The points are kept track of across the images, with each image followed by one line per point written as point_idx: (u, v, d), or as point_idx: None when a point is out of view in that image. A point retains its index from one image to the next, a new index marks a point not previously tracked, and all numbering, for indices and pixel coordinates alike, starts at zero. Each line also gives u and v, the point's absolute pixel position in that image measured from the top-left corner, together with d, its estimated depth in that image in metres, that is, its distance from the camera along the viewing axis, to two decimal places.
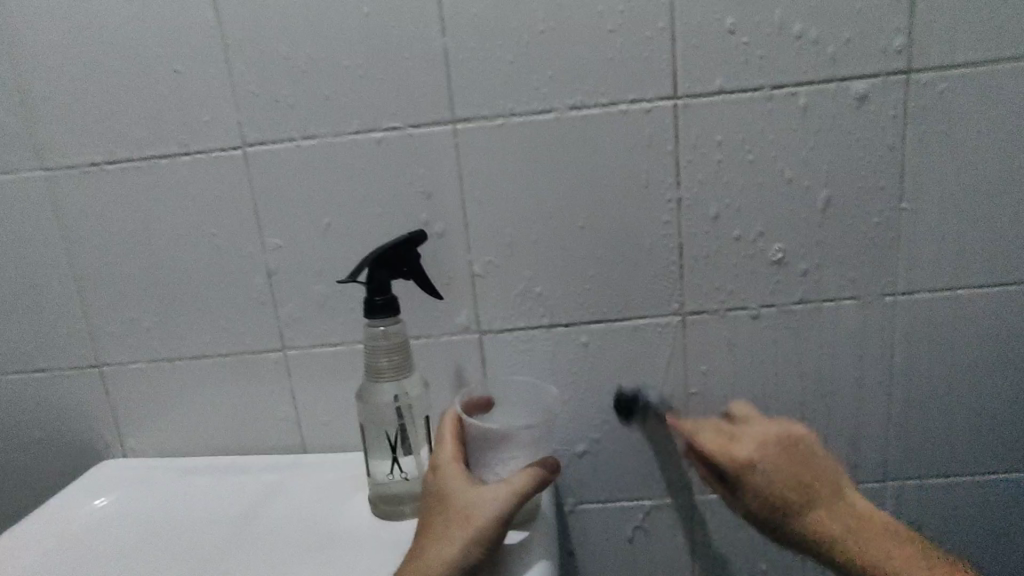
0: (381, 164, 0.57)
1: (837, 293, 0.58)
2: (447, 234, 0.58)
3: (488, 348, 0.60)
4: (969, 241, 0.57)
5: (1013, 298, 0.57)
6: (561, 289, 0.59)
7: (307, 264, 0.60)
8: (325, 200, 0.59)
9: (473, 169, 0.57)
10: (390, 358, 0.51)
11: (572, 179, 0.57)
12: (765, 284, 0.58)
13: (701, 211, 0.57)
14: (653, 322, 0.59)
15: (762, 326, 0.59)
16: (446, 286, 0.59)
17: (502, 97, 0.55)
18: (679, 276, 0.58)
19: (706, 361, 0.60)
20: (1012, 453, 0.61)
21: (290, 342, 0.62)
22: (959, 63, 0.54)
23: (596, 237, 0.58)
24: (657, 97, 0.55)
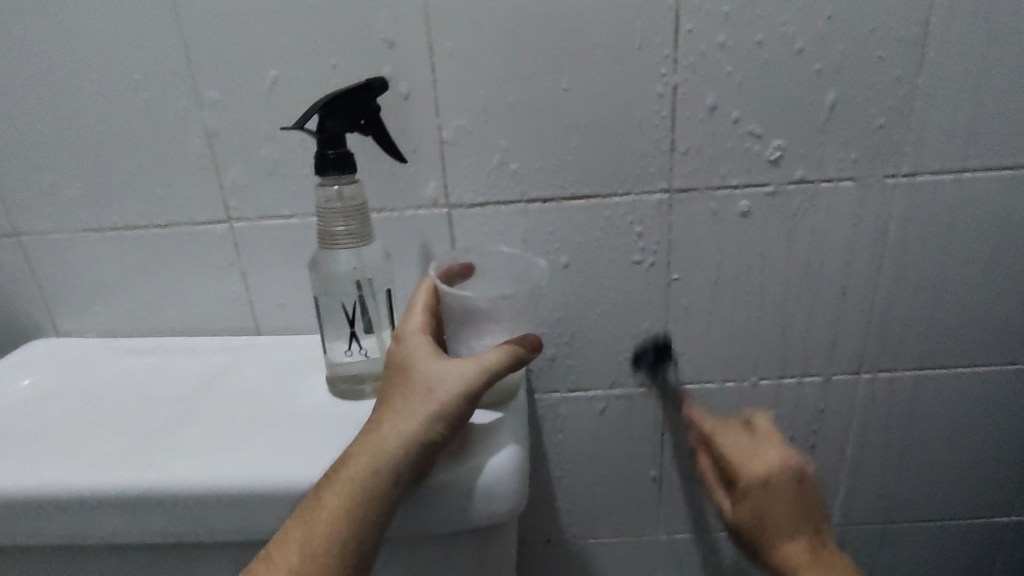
0: (333, 1, 0.49)
1: (837, 174, 0.54)
2: (412, 93, 0.51)
3: (458, 225, 0.55)
4: (983, 120, 0.52)
5: (1015, 184, 0.54)
6: (539, 162, 0.53)
7: (250, 123, 0.52)
8: (268, 44, 0.50)
9: (442, 13, 0.49)
10: (348, 223, 0.46)
11: (557, 30, 0.49)
12: (762, 162, 0.53)
13: (701, 73, 0.50)
14: (638, 201, 0.54)
15: (754, 208, 0.55)
16: (410, 154, 0.53)
17: None
18: (670, 151, 0.53)
19: (692, 245, 0.56)
20: (985, 346, 0.60)
21: (237, 213, 0.56)
22: None
23: (581, 102, 0.51)
24: None
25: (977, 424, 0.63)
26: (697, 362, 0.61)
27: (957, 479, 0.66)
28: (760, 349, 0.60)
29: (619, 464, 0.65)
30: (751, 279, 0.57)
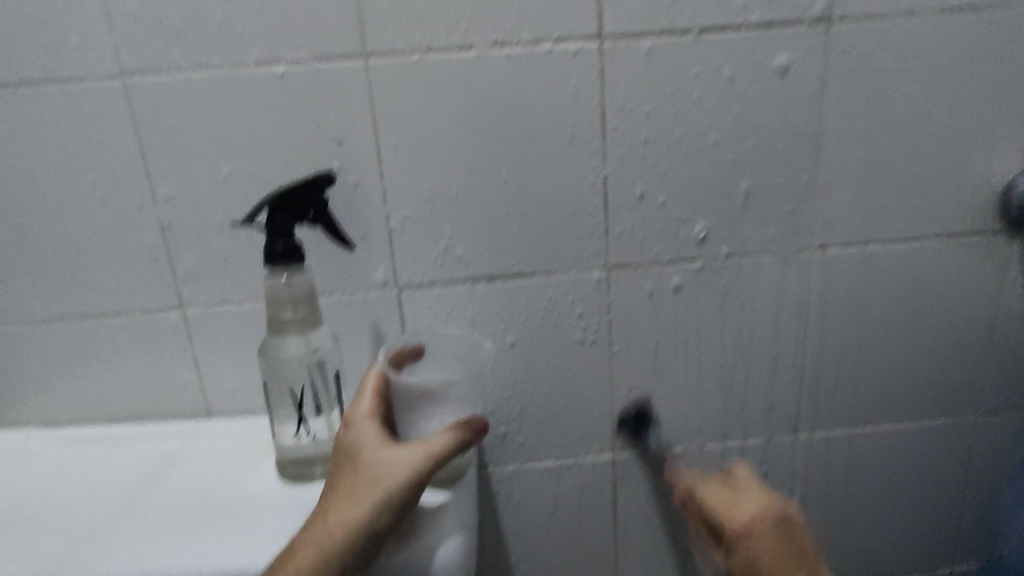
0: (284, 103, 0.52)
1: (758, 249, 0.58)
2: (360, 185, 0.54)
3: (407, 306, 0.57)
4: (882, 198, 0.58)
5: (917, 253, 0.60)
6: (483, 245, 0.56)
7: (204, 214, 0.54)
8: (223, 142, 0.53)
9: (387, 113, 0.53)
10: (296, 310, 0.48)
11: (494, 125, 0.53)
12: (689, 240, 0.57)
13: (628, 162, 0.55)
14: (578, 278, 0.58)
15: (686, 282, 0.59)
16: (359, 240, 0.55)
17: (416, 33, 0.51)
18: (604, 232, 0.56)
19: (631, 317, 0.59)
20: (910, 402, 0.64)
21: (188, 300, 0.57)
22: (883, 14, 0.53)
23: (520, 189, 0.55)
24: (581, 40, 0.52)
25: (911, 478, 0.66)
26: (644, 429, 0.63)
27: (900, 532, 0.68)
28: (702, 414, 0.63)
29: (575, 534, 0.65)
30: (689, 347, 0.61)
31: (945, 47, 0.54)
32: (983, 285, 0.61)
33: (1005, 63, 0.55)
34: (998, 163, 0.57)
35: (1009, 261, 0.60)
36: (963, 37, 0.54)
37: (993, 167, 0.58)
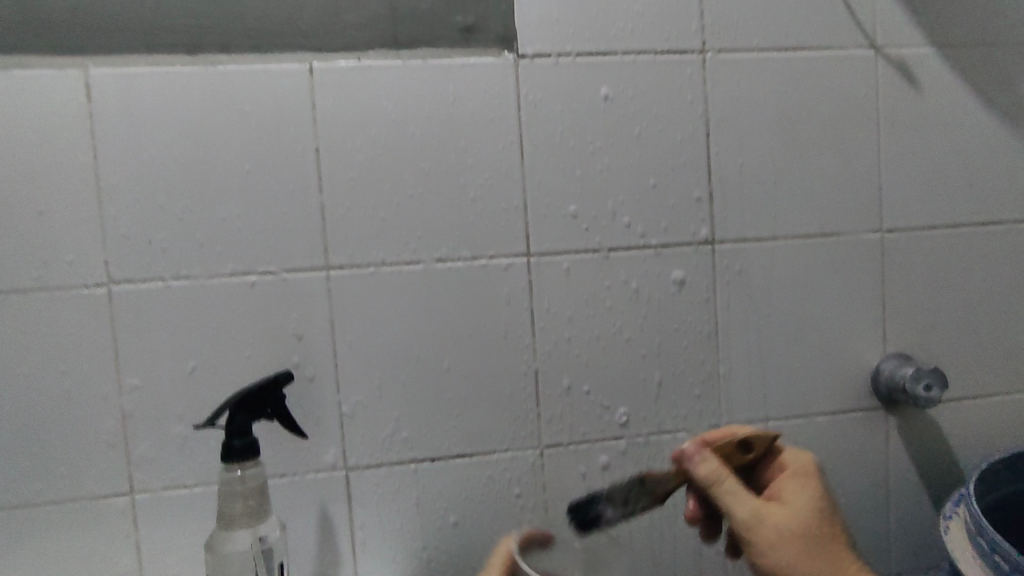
0: (253, 305, 0.60)
1: (673, 426, 0.66)
2: (317, 376, 0.61)
3: (354, 485, 0.62)
4: (773, 379, 0.67)
5: (810, 426, 0.68)
6: (427, 427, 0.62)
7: (167, 404, 0.59)
8: (193, 340, 0.59)
9: (345, 314, 0.61)
10: (246, 503, 0.51)
11: (438, 324, 0.62)
12: (612, 419, 0.65)
13: (555, 353, 0.64)
14: (514, 456, 0.64)
15: (612, 457, 0.65)
16: (313, 425, 0.61)
17: (373, 249, 0.61)
18: (537, 414, 0.64)
19: (564, 491, 0.64)
20: None
21: (140, 485, 0.59)
22: (752, 236, 0.66)
23: (461, 378, 0.62)
24: (512, 255, 0.63)
25: None
26: None
27: None
28: None
29: None
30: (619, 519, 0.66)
31: (805, 262, 0.67)
32: (870, 456, 0.69)
33: (854, 272, 0.68)
34: (864, 352, 0.69)
35: (888, 434, 0.69)
36: (818, 255, 0.67)
37: (860, 355, 0.69)
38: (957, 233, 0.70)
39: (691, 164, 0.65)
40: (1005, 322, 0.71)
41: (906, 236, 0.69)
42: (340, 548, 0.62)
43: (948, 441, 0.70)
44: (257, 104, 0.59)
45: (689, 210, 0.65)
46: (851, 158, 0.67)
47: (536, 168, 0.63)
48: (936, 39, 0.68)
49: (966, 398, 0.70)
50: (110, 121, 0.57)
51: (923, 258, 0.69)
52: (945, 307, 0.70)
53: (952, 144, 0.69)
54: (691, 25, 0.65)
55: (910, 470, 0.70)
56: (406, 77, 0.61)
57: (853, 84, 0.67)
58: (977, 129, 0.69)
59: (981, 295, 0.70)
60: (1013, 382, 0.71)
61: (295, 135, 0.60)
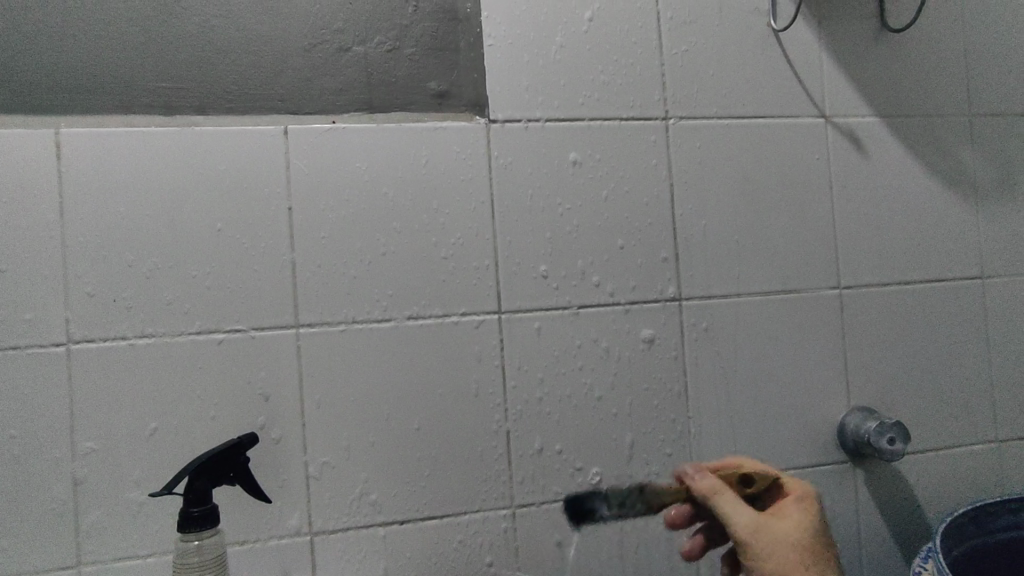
0: (219, 364, 0.59)
1: (645, 483, 0.66)
2: (283, 438, 0.59)
3: (319, 552, 0.59)
4: (743, 434, 0.68)
5: None
6: (396, 488, 0.61)
7: (123, 468, 0.57)
8: (154, 401, 0.57)
9: (314, 372, 0.60)
10: (203, 574, 0.50)
11: (409, 382, 0.62)
12: (584, 476, 0.65)
13: (526, 410, 0.64)
14: (485, 517, 0.62)
15: (584, 516, 0.64)
16: (277, 489, 0.59)
17: (344, 306, 0.61)
18: (509, 473, 0.63)
19: (537, 553, 0.63)
20: None
21: (89, 557, 0.56)
22: (717, 293, 0.68)
23: (432, 436, 0.62)
24: (483, 312, 0.63)
25: None
26: None
27: None
28: None
29: None
30: None
31: (769, 318, 0.69)
32: (841, 511, 0.70)
33: (815, 326, 0.70)
34: (829, 405, 0.70)
35: (857, 487, 0.70)
36: (781, 311, 0.70)
37: (826, 408, 0.70)
38: (910, 289, 0.73)
39: (657, 223, 0.68)
40: (961, 375, 0.73)
41: (863, 292, 0.72)
42: None
43: (914, 494, 0.71)
44: (232, 164, 0.60)
45: (655, 268, 0.67)
46: (808, 218, 0.71)
47: (507, 228, 0.65)
48: (879, 110, 0.73)
49: (929, 450, 0.72)
50: (80, 179, 0.57)
51: (880, 313, 0.72)
52: (904, 361, 0.72)
53: (900, 206, 0.73)
54: (653, 94, 0.68)
55: (880, 523, 0.70)
56: (381, 140, 0.63)
57: (805, 150, 0.71)
58: (922, 191, 0.74)
59: (937, 349, 0.73)
60: (973, 434, 0.73)
61: (269, 195, 0.60)
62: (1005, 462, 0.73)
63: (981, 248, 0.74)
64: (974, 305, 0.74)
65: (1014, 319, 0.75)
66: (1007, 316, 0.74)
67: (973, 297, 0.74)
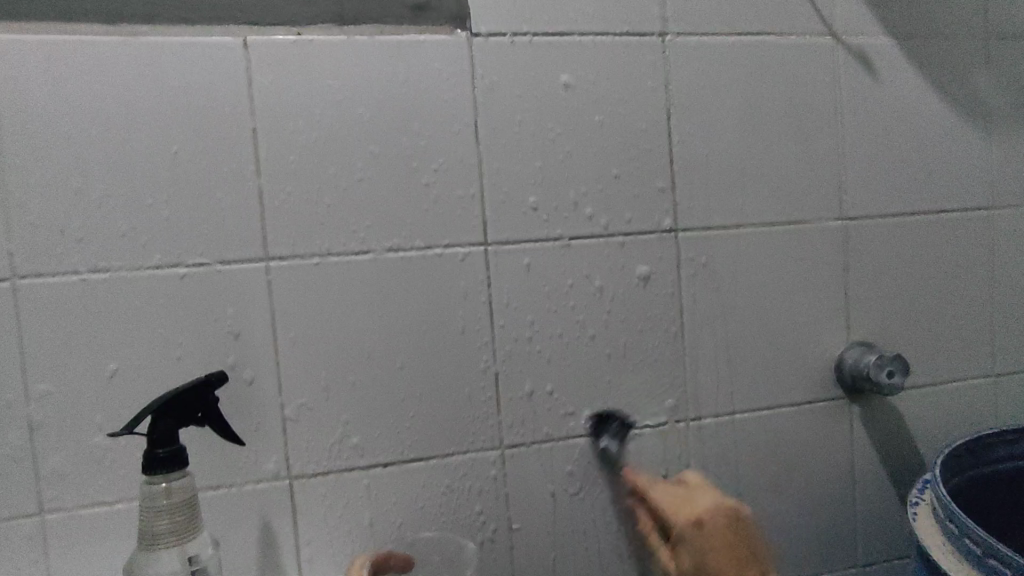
0: (182, 301, 0.54)
1: (638, 421, 0.64)
2: (257, 379, 0.56)
3: (299, 495, 0.57)
4: (740, 371, 0.66)
5: (777, 418, 0.67)
6: (379, 430, 0.58)
7: (83, 412, 0.53)
8: (113, 340, 0.53)
9: (287, 309, 0.56)
10: (172, 519, 0.46)
11: (390, 318, 0.58)
12: (576, 415, 0.62)
13: (514, 347, 0.61)
14: (473, 458, 0.60)
15: (575, 456, 0.62)
16: (253, 431, 0.56)
17: (318, 238, 0.56)
18: (497, 413, 0.60)
19: (527, 493, 0.61)
20: (793, 559, 0.68)
21: (51, 504, 0.52)
22: (715, 224, 0.65)
23: (416, 376, 0.59)
24: (468, 244, 0.59)
25: None
26: None
27: None
28: None
29: None
30: (584, 520, 0.63)
31: (770, 251, 0.66)
32: (836, 448, 0.68)
33: (816, 260, 0.67)
34: (828, 342, 0.68)
35: (854, 423, 0.69)
36: (782, 244, 0.66)
37: (825, 345, 0.68)
38: (915, 221, 0.70)
39: (654, 149, 0.63)
40: (962, 310, 0.71)
41: (866, 224, 0.68)
42: (283, 565, 0.57)
43: (910, 429, 0.70)
44: (186, 81, 0.54)
45: (651, 198, 0.63)
46: (812, 146, 0.67)
47: (493, 154, 0.60)
48: (891, 28, 0.68)
49: (927, 386, 0.70)
50: (14, 96, 0.51)
51: (883, 245, 0.69)
52: (906, 295, 0.70)
53: (908, 133, 0.69)
54: (651, 8, 0.63)
55: (875, 460, 0.69)
56: (353, 54, 0.57)
57: (812, 71, 0.66)
58: (931, 118, 0.70)
59: (940, 283, 0.70)
60: (971, 369, 0.71)
61: (229, 115, 0.55)
62: (1001, 397, 0.72)
63: (989, 177, 0.71)
64: (979, 238, 0.71)
65: (1019, 251, 0.72)
66: (1011, 248, 0.72)
67: (978, 229, 0.71)
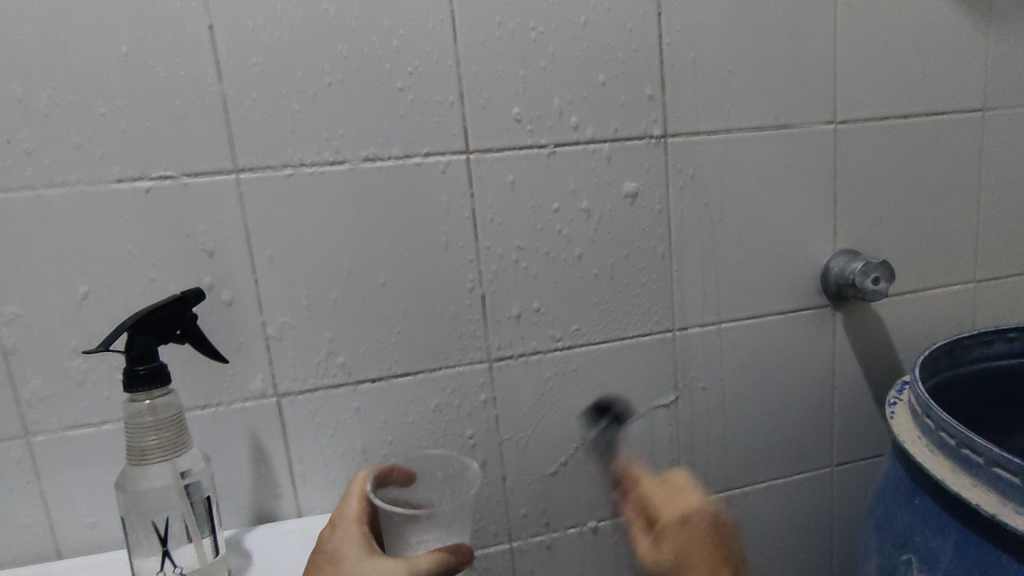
0: (149, 217, 0.51)
1: (625, 332, 0.64)
2: (235, 298, 0.54)
3: (288, 412, 0.57)
4: (726, 281, 0.65)
5: (762, 326, 0.67)
6: (364, 346, 0.57)
7: (57, 335, 0.51)
8: (81, 261, 0.51)
9: (261, 224, 0.54)
10: (160, 436, 0.46)
11: (369, 232, 0.56)
12: (563, 328, 0.62)
13: (500, 260, 0.59)
14: (461, 372, 0.60)
15: (562, 367, 0.62)
16: (236, 350, 0.55)
17: (289, 148, 0.53)
18: (484, 327, 0.60)
19: (515, 404, 0.62)
20: (773, 461, 0.70)
21: (35, 427, 0.52)
22: (706, 129, 0.62)
23: (399, 291, 0.57)
24: (449, 152, 0.57)
25: (783, 533, 0.72)
26: (537, 516, 0.64)
27: None
28: (590, 496, 0.65)
29: None
30: (572, 428, 0.64)
31: (759, 157, 0.64)
32: (818, 356, 0.70)
33: (807, 166, 0.66)
34: (815, 250, 0.67)
35: (836, 330, 0.70)
36: (772, 151, 0.64)
37: (811, 254, 0.67)
38: (908, 125, 0.68)
39: (643, 47, 0.60)
40: (949, 216, 0.71)
41: (859, 127, 0.66)
42: (278, 480, 0.58)
43: (891, 335, 0.71)
44: None
45: (640, 105, 0.60)
46: (807, 45, 0.63)
47: (472, 54, 0.56)
48: None
49: (909, 292, 0.71)
50: None
51: (874, 150, 0.67)
52: (894, 201, 0.69)
53: (908, 31, 0.66)
54: None
55: (855, 365, 0.71)
56: None
57: None
58: (933, 11, 0.66)
59: (928, 189, 0.70)
60: (953, 275, 0.72)
61: (181, 12, 0.50)
62: (979, 302, 0.74)
63: (986, 76, 0.69)
64: (971, 142, 0.70)
65: (1009, 154, 0.71)
66: (1002, 151, 0.71)
67: (970, 133, 0.70)
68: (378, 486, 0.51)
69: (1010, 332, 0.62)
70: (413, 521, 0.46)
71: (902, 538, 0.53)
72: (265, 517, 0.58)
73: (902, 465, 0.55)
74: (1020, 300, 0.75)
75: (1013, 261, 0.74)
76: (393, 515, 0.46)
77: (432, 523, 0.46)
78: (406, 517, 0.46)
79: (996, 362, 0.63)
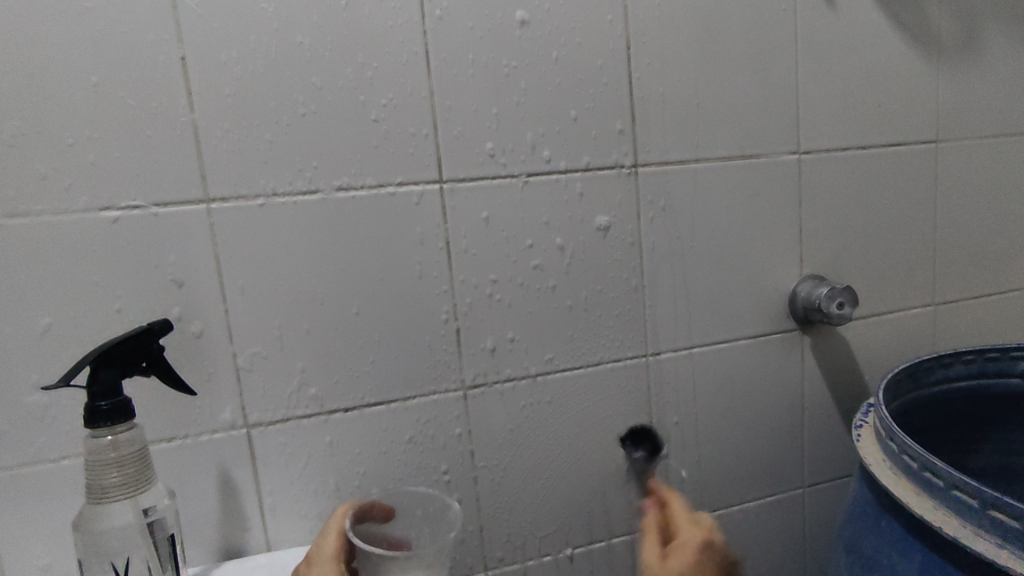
0: (117, 247, 0.51)
1: (598, 358, 0.64)
2: (205, 328, 0.53)
3: (258, 444, 0.56)
4: (697, 307, 0.67)
5: (733, 351, 0.69)
6: (337, 376, 0.57)
7: (15, 368, 0.50)
8: (42, 292, 0.50)
9: (232, 254, 0.53)
10: (122, 472, 0.44)
11: (342, 261, 0.56)
12: (537, 355, 0.62)
13: (474, 288, 0.59)
14: (436, 400, 0.60)
15: (537, 394, 0.63)
16: (205, 382, 0.54)
17: (261, 177, 0.53)
18: (458, 354, 0.60)
19: (490, 433, 0.62)
20: (746, 484, 0.71)
21: None
22: (675, 159, 0.64)
23: (372, 319, 0.57)
24: (423, 181, 0.57)
25: (757, 556, 0.72)
26: (513, 546, 0.64)
27: None
28: (565, 524, 0.65)
29: None
30: (547, 454, 0.64)
31: (727, 186, 0.66)
32: (788, 380, 0.71)
33: (773, 195, 0.68)
34: (782, 277, 0.69)
35: (805, 354, 0.71)
36: (739, 181, 0.66)
37: (779, 281, 0.69)
38: (867, 155, 0.71)
39: (614, 80, 0.61)
40: (908, 243, 0.73)
41: (821, 158, 0.69)
42: (246, 513, 0.56)
43: (857, 358, 0.73)
44: (101, 2, 0.48)
45: (611, 136, 0.62)
46: (771, 79, 0.66)
47: (446, 87, 0.57)
48: None
49: (873, 316, 0.73)
50: None
51: (836, 179, 0.70)
52: (856, 228, 0.71)
53: (865, 67, 0.69)
54: None
55: (823, 388, 0.73)
56: None
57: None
58: (887, 49, 0.70)
59: (888, 216, 0.72)
60: (913, 298, 0.74)
61: (153, 43, 0.50)
62: (940, 325, 0.76)
63: (938, 110, 0.72)
64: (927, 171, 0.73)
65: (962, 183, 0.74)
66: (955, 181, 0.74)
67: (926, 163, 0.73)
68: (357, 521, 0.50)
69: (968, 355, 0.64)
70: (389, 560, 0.45)
71: (870, 560, 0.54)
72: (232, 553, 0.56)
73: (870, 487, 0.56)
74: (977, 322, 0.78)
75: (970, 284, 0.77)
76: (369, 554, 0.46)
77: (409, 560, 0.45)
78: (384, 556, 0.45)
79: (954, 383, 0.65)
